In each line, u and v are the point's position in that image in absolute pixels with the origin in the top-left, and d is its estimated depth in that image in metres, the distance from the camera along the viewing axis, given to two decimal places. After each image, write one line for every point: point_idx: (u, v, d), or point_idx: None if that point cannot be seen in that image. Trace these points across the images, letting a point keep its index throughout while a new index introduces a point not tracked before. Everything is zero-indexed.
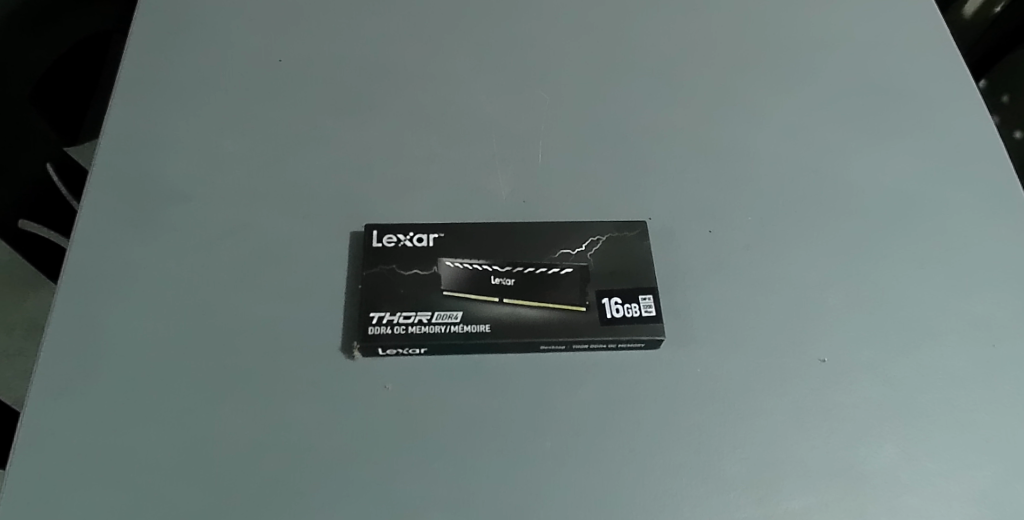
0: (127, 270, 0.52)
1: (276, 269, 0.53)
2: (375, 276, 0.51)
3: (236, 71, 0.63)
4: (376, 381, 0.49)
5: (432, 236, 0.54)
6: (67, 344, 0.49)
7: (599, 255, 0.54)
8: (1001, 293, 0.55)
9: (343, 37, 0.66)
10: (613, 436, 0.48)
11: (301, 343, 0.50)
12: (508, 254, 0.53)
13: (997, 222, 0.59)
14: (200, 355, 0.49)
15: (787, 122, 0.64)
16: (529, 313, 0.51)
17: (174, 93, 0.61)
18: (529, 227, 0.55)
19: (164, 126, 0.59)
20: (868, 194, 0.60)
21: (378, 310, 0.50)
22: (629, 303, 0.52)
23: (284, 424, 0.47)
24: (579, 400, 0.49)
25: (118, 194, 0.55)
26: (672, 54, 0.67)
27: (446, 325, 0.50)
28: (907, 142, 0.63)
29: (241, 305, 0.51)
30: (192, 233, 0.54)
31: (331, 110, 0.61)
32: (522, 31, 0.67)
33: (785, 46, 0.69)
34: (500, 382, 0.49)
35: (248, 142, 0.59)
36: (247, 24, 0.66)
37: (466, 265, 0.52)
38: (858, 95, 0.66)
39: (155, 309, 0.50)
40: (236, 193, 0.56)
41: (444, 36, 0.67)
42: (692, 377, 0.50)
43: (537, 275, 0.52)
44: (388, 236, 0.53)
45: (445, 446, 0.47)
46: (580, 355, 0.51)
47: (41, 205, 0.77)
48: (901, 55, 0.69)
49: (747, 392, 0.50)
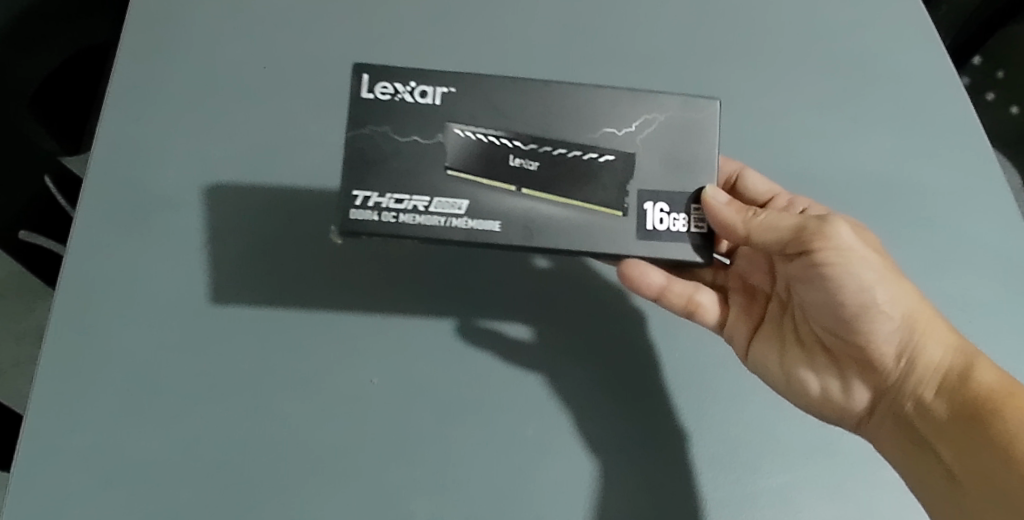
0: (120, 267, 0.54)
1: (265, 270, 0.55)
2: (364, 141, 0.45)
3: (232, 60, 0.62)
4: (365, 374, 0.52)
5: (440, 91, 0.46)
6: (91, 347, 0.51)
7: (646, 142, 0.47)
8: (971, 276, 0.59)
9: (320, 20, 0.65)
10: (609, 417, 0.53)
11: (293, 340, 0.53)
12: (534, 126, 0.46)
13: (964, 203, 0.62)
14: (196, 353, 0.51)
15: (779, 103, 0.65)
16: (553, 210, 0.46)
17: (150, 84, 0.60)
18: (563, 93, 0.47)
19: (143, 118, 0.59)
20: (844, 178, 0.62)
21: (365, 188, 0.44)
22: (676, 213, 0.47)
23: (306, 421, 0.51)
24: (556, 387, 0.54)
25: (122, 195, 0.56)
26: (654, 33, 0.67)
27: (448, 217, 0.45)
28: (883, 124, 0.65)
29: (233, 303, 0.53)
30: (180, 232, 0.55)
31: (311, 101, 0.61)
32: (503, 9, 0.66)
33: (769, 24, 0.69)
34: (506, 369, 0.54)
35: (229, 135, 0.59)
36: (220, 7, 0.65)
37: (480, 137, 0.46)
38: (838, 76, 0.67)
39: (148, 308, 0.53)
40: (241, 195, 0.58)
41: (424, 16, 0.66)
42: (674, 363, 0.55)
43: (568, 159, 0.46)
44: (382, 87, 0.46)
45: (435, 433, 0.51)
46: (579, 336, 0.56)
47: (42, 218, 0.79)
48: (883, 35, 0.69)
49: (723, 375, 0.55)
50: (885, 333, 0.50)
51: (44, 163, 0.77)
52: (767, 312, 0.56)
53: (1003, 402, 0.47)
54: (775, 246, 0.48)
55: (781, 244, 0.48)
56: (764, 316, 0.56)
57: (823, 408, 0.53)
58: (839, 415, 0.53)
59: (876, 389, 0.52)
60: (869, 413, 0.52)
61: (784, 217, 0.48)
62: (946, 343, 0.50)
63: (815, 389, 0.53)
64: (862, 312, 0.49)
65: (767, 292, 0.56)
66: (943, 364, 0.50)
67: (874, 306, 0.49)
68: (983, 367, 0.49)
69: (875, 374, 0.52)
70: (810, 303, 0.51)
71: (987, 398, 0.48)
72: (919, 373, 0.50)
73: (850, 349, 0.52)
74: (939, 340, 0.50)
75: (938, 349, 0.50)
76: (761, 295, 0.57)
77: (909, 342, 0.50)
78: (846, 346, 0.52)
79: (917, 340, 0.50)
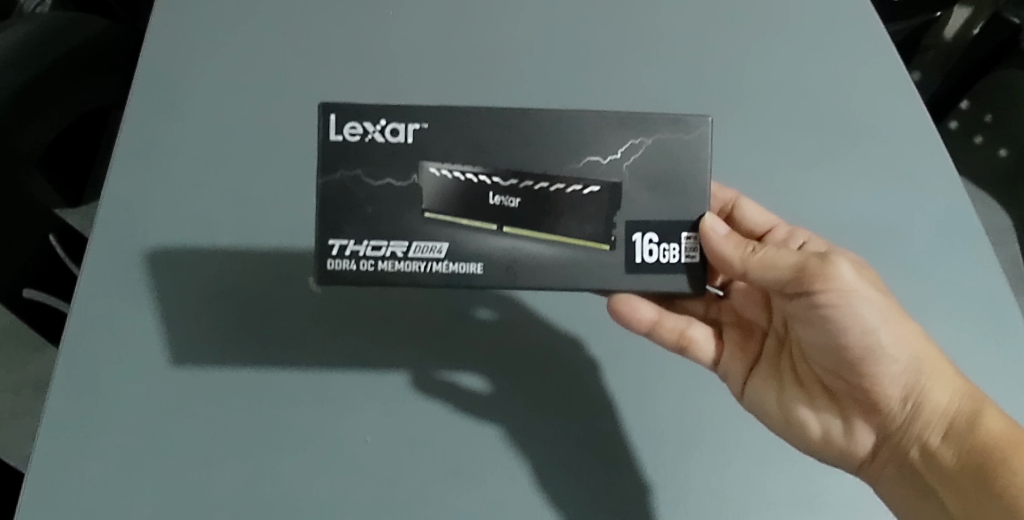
0: (112, 330, 0.54)
1: (257, 329, 0.56)
2: (336, 187, 0.43)
3: (229, 120, 0.63)
4: (355, 433, 0.52)
5: (411, 127, 0.43)
6: (97, 407, 0.52)
7: (635, 169, 0.44)
8: (986, 317, 0.58)
9: (308, 73, 0.66)
10: (614, 471, 0.52)
11: (282, 398, 0.53)
12: (512, 159, 0.43)
13: (958, 238, 0.61)
14: (188, 415, 0.52)
15: (783, 150, 0.65)
16: (539, 249, 0.44)
17: (144, 144, 0.62)
18: (544, 119, 0.43)
19: (137, 179, 0.60)
20: (832, 221, 0.62)
21: (341, 236, 0.43)
22: (666, 245, 0.45)
23: (306, 479, 0.51)
24: (546, 442, 0.53)
25: (129, 255, 0.57)
26: (638, 78, 0.67)
27: (428, 262, 0.44)
28: (871, 162, 0.64)
29: (225, 364, 0.54)
30: (173, 294, 0.56)
31: (300, 153, 0.62)
32: (488, 57, 0.68)
33: (754, 64, 0.69)
34: (505, 427, 0.53)
35: (221, 194, 0.60)
36: (210, 64, 0.66)
37: (456, 175, 0.43)
38: (824, 116, 0.66)
39: (140, 370, 0.53)
40: (244, 252, 0.59)
41: (410, 64, 0.67)
42: (657, 417, 0.54)
43: (551, 193, 0.43)
44: (351, 126, 0.42)
45: (424, 490, 0.51)
46: (572, 387, 0.55)
47: (47, 275, 0.81)
48: (870, 68, 0.69)
49: (704, 427, 0.53)
50: (891, 376, 0.51)
51: (52, 223, 0.80)
52: (764, 348, 0.58)
53: (1010, 452, 0.48)
54: (775, 284, 0.48)
55: (780, 284, 0.48)
56: (761, 353, 0.58)
57: (829, 452, 0.53)
58: (847, 460, 0.53)
59: (881, 431, 0.53)
60: (874, 454, 0.53)
61: (785, 256, 0.48)
62: (954, 387, 0.50)
63: (817, 429, 0.54)
64: (866, 356, 0.50)
65: (764, 328, 0.59)
66: (950, 408, 0.50)
67: (877, 349, 0.50)
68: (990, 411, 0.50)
69: (880, 415, 0.53)
70: (812, 344, 0.53)
71: (994, 447, 0.48)
72: (926, 416, 0.51)
73: (851, 390, 0.54)
74: (949, 385, 0.50)
75: (947, 394, 0.50)
76: (758, 331, 0.59)
77: (915, 386, 0.51)
78: (850, 386, 0.54)
79: (924, 384, 0.51)
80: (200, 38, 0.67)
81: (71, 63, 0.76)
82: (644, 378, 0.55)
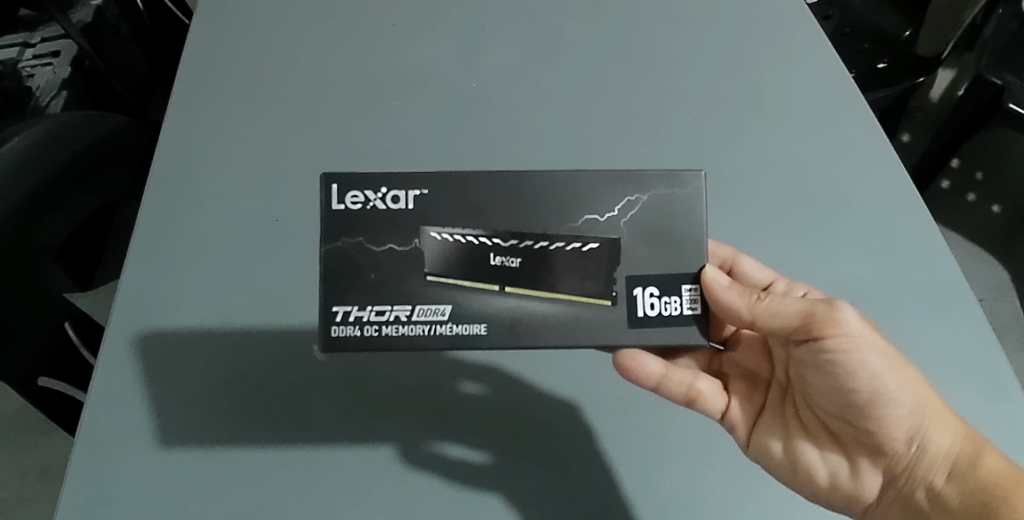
0: (126, 410, 0.55)
1: (264, 403, 0.56)
2: (339, 254, 0.45)
3: (241, 201, 0.66)
4: (365, 509, 0.53)
5: (411, 194, 0.45)
6: (112, 490, 0.52)
7: (632, 223, 0.45)
8: (987, 370, 0.59)
9: (316, 156, 0.70)
10: None
11: (292, 475, 0.54)
12: (511, 220, 0.44)
13: (950, 286, 0.63)
14: (200, 493, 0.53)
15: (779, 214, 0.67)
16: (541, 307, 0.46)
17: (159, 228, 0.64)
18: (540, 180, 0.45)
19: (152, 261, 0.62)
20: (826, 276, 0.63)
21: (344, 303, 0.45)
22: (667, 298, 0.46)
23: None
24: (553, 509, 0.53)
25: (143, 337, 0.59)
26: (628, 147, 0.71)
27: (430, 324, 0.45)
28: (858, 218, 0.66)
29: (234, 439, 0.55)
30: (184, 370, 0.57)
31: (307, 230, 0.65)
32: (488, 134, 0.71)
33: (738, 128, 0.72)
34: (513, 495, 0.53)
35: (232, 271, 0.62)
36: (224, 151, 0.70)
37: (457, 238, 0.44)
38: (810, 175, 0.69)
39: (152, 448, 0.54)
40: (256, 330, 0.60)
41: (414, 145, 0.71)
42: (664, 484, 0.53)
43: (550, 252, 0.45)
44: (353, 196, 0.44)
45: None
46: (578, 451, 0.55)
47: (61, 362, 0.80)
48: (853, 127, 0.72)
49: (710, 495, 0.52)
50: (895, 422, 0.51)
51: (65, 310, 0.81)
52: (769, 398, 0.58)
53: (1012, 493, 0.48)
54: (784, 331, 0.49)
55: (788, 330, 0.49)
56: (767, 403, 0.58)
57: (837, 498, 0.53)
58: (853, 504, 0.54)
59: (886, 475, 0.54)
60: (878, 498, 0.55)
61: (792, 304, 0.48)
62: (956, 430, 0.51)
63: (824, 479, 0.54)
64: (873, 402, 0.50)
65: (768, 379, 0.59)
66: (952, 451, 0.51)
67: (885, 396, 0.50)
68: (992, 452, 0.50)
69: (883, 460, 0.54)
70: (817, 394, 0.53)
71: (996, 487, 0.49)
72: (929, 460, 0.52)
73: (858, 436, 0.54)
74: (949, 429, 0.51)
75: (948, 438, 0.51)
76: (762, 381, 0.59)
77: (918, 430, 0.51)
78: (855, 433, 0.54)
79: (926, 428, 0.51)
80: (217, 125, 0.71)
81: (85, 163, 0.80)
82: (652, 440, 0.55)
